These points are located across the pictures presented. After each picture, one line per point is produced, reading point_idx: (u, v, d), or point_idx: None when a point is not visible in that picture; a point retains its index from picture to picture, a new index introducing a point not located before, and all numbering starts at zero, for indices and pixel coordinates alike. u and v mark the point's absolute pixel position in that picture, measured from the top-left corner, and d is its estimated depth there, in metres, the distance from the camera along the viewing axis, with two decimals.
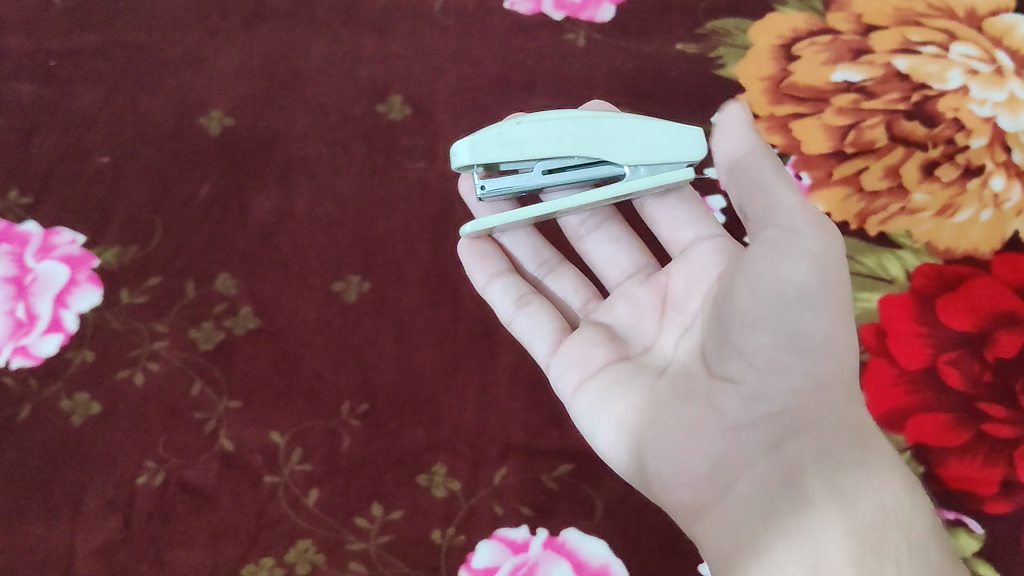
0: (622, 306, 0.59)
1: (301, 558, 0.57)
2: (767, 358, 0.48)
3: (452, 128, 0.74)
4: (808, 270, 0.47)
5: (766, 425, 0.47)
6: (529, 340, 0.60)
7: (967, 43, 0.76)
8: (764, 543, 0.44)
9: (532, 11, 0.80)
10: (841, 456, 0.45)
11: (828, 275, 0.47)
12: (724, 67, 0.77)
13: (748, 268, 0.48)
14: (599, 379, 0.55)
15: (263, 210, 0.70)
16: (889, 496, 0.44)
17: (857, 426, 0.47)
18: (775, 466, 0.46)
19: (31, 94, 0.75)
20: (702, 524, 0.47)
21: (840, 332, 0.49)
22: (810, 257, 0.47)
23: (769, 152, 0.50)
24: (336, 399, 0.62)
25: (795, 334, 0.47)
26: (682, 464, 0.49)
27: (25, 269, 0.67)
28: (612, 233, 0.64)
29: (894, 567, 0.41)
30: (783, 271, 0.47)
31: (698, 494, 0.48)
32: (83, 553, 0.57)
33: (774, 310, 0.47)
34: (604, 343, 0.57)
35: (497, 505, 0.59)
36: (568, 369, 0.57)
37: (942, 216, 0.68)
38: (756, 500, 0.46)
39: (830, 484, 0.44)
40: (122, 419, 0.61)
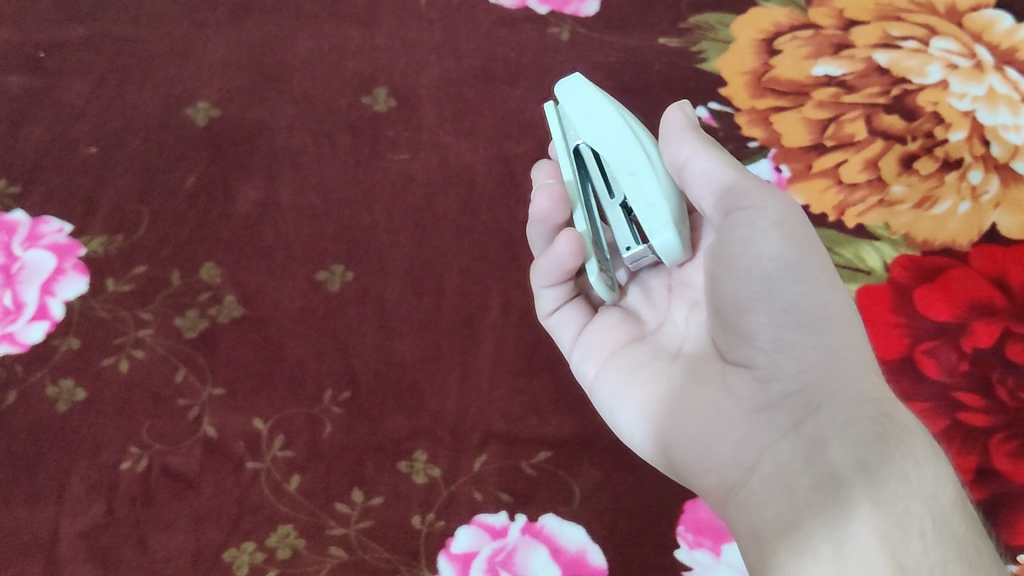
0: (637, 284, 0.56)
1: (282, 543, 0.57)
2: (773, 334, 0.45)
3: (435, 117, 0.75)
4: (784, 245, 0.46)
5: (784, 407, 0.45)
6: (559, 336, 0.57)
7: (947, 38, 0.77)
8: (793, 521, 0.41)
9: (517, 5, 0.82)
10: (862, 429, 0.42)
11: (801, 245, 0.46)
12: (706, 61, 0.77)
13: (728, 259, 0.47)
14: (618, 363, 0.53)
15: (248, 200, 0.70)
16: (913, 470, 0.41)
17: (878, 393, 0.44)
18: (796, 444, 0.44)
19: (21, 86, 0.76)
20: (734, 505, 0.45)
21: (841, 296, 0.47)
22: (778, 229, 0.46)
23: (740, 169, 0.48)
24: (319, 387, 0.63)
25: (794, 307, 0.45)
26: (704, 450, 0.47)
27: (13, 258, 0.68)
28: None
29: (917, 539, 0.39)
30: (761, 252, 0.46)
31: (724, 477, 0.45)
32: (66, 536, 0.57)
33: (764, 288, 0.46)
34: (623, 325, 0.54)
35: (477, 491, 0.59)
36: (588, 356, 0.55)
37: (921, 209, 0.69)
38: (780, 480, 0.43)
39: (855, 457, 0.41)
40: (106, 405, 0.62)
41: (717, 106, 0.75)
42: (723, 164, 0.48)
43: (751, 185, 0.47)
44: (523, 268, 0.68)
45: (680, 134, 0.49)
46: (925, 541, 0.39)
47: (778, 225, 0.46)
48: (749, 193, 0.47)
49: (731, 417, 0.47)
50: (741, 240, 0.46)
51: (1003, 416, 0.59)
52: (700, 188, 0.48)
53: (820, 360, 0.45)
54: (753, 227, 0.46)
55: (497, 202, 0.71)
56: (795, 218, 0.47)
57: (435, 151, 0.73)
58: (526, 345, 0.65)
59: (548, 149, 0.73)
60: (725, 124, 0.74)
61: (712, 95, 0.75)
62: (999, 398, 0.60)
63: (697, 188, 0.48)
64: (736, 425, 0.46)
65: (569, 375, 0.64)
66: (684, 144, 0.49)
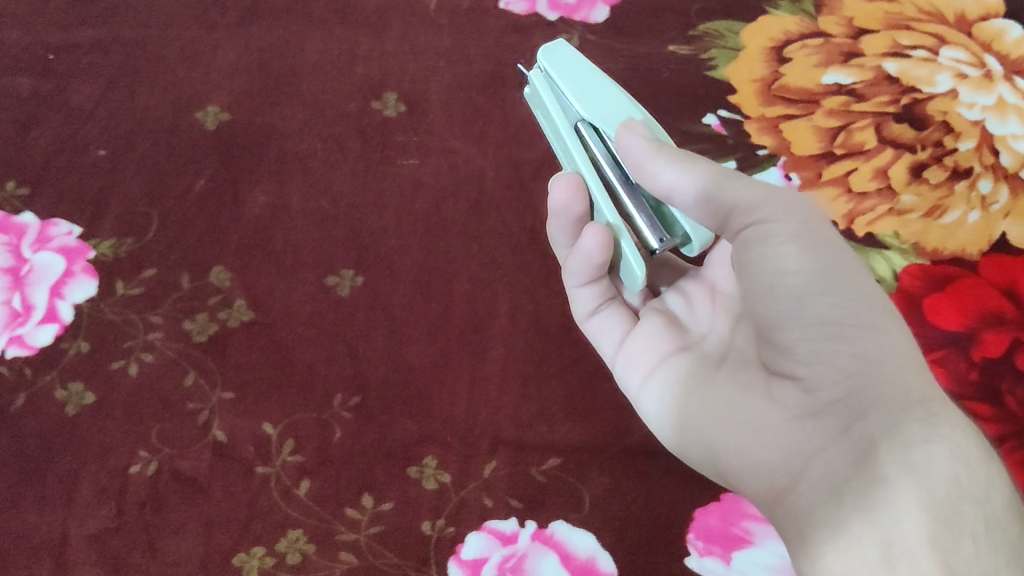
0: (674, 299, 0.60)
1: (291, 548, 0.57)
2: (810, 347, 0.46)
3: (444, 123, 0.75)
4: (804, 258, 0.46)
5: (830, 412, 0.45)
6: (598, 341, 0.61)
7: (956, 47, 0.78)
8: (836, 523, 0.42)
9: (527, 11, 0.82)
10: (909, 433, 0.42)
11: (823, 255, 0.47)
12: (716, 68, 0.78)
13: (756, 277, 0.48)
14: (663, 374, 0.56)
15: (258, 204, 0.70)
16: (962, 470, 0.42)
17: (924, 392, 0.44)
18: (845, 447, 0.44)
19: (30, 88, 0.76)
20: (783, 509, 0.45)
21: (873, 300, 0.47)
22: (793, 244, 0.47)
23: (725, 173, 0.49)
24: (329, 392, 0.63)
25: (828, 318, 0.46)
26: (753, 455, 0.48)
27: (22, 260, 0.68)
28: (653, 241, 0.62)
29: (969, 542, 0.41)
30: (783, 267, 0.47)
31: (774, 483, 0.46)
32: (75, 540, 0.57)
33: (793, 304, 0.46)
34: (664, 336, 0.58)
35: (487, 497, 0.59)
36: (632, 366, 0.58)
37: (930, 218, 0.69)
38: (829, 483, 0.43)
39: (903, 461, 0.42)
40: (116, 409, 0.62)
41: (726, 113, 0.75)
42: (712, 182, 0.49)
43: (761, 204, 0.48)
44: (533, 275, 0.68)
45: (652, 160, 0.50)
46: (975, 544, 0.41)
47: (792, 240, 0.47)
48: (761, 211, 0.48)
49: (777, 424, 0.47)
50: (758, 253, 0.47)
51: (1012, 425, 0.60)
52: (699, 208, 0.50)
53: (860, 364, 0.45)
54: (768, 244, 0.47)
55: (506, 208, 0.71)
56: (811, 223, 0.48)
57: (444, 156, 0.73)
58: (535, 352, 0.65)
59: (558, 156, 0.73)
60: (734, 131, 0.74)
61: (722, 102, 0.75)
62: (1009, 408, 0.60)
63: (696, 209, 0.50)
64: (783, 432, 0.47)
65: (578, 382, 0.64)
66: (657, 164, 0.50)
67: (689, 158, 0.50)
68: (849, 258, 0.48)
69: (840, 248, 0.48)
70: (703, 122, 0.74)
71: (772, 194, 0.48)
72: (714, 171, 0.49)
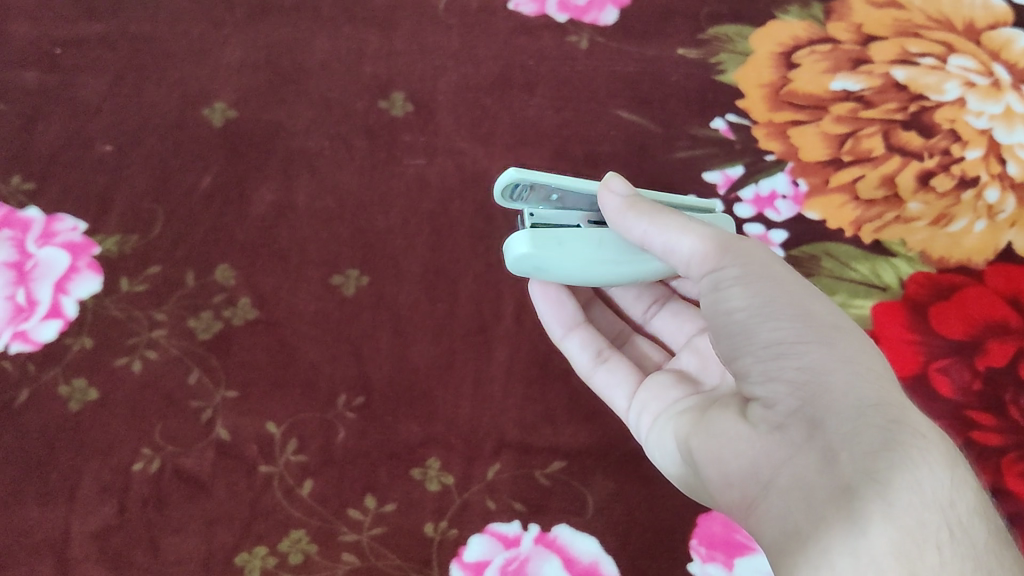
0: (689, 360, 0.61)
1: (294, 548, 0.57)
2: (764, 370, 0.46)
3: (452, 124, 0.75)
4: (750, 296, 0.48)
5: (794, 424, 0.44)
6: (610, 394, 0.61)
7: (965, 56, 0.78)
8: (807, 533, 0.40)
9: (536, 12, 0.82)
10: (866, 438, 0.42)
11: (768, 290, 0.48)
12: (724, 72, 0.78)
13: (715, 318, 0.50)
14: (666, 413, 0.56)
15: (264, 202, 0.70)
16: (926, 477, 0.41)
17: (875, 399, 0.43)
18: (808, 456, 0.42)
19: (36, 82, 0.76)
20: (755, 518, 0.44)
21: (821, 322, 0.47)
22: (739, 284, 0.49)
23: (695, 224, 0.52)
24: (333, 391, 0.62)
25: (772, 342, 0.46)
26: (726, 469, 0.47)
27: (26, 255, 0.67)
28: (675, 308, 0.65)
29: (934, 552, 0.39)
30: (733, 306, 0.48)
31: (746, 492, 0.45)
32: (77, 537, 0.57)
33: (747, 334, 0.47)
34: (676, 383, 0.58)
35: (491, 500, 0.59)
36: (646, 409, 0.58)
37: (937, 226, 0.69)
38: (796, 492, 0.42)
39: (864, 466, 0.41)
40: (119, 406, 0.61)
41: (734, 118, 0.75)
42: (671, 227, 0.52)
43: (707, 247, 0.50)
44: None
45: (622, 217, 0.54)
46: (941, 553, 0.39)
47: (739, 280, 0.49)
48: (714, 249, 0.50)
49: (746, 435, 0.46)
50: (715, 296, 0.50)
51: (1014, 436, 0.59)
52: (674, 259, 0.53)
53: (809, 377, 0.45)
54: (719, 288, 0.49)
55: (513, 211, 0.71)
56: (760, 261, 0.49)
57: (451, 157, 0.73)
58: (540, 355, 0.65)
59: (565, 157, 0.73)
60: (742, 136, 0.74)
61: (730, 107, 0.76)
62: (1012, 417, 0.60)
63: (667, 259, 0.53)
64: (753, 442, 0.45)
65: (582, 386, 0.64)
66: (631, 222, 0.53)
67: (658, 212, 0.53)
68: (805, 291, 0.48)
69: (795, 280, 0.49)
70: (711, 126, 0.74)
71: (721, 240, 0.51)
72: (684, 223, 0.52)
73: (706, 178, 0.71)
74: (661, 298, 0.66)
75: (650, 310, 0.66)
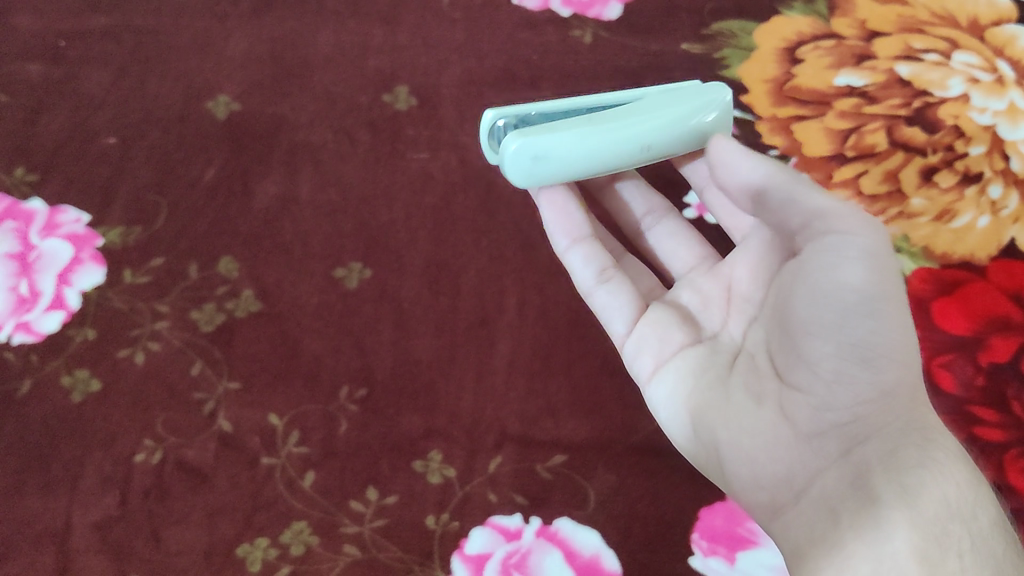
0: (688, 296, 0.60)
1: (295, 539, 0.57)
2: (836, 367, 0.45)
3: (456, 118, 0.75)
4: (859, 277, 0.44)
5: (835, 436, 0.45)
6: (608, 317, 0.60)
7: (969, 52, 0.78)
8: (834, 540, 0.42)
9: (540, 7, 0.82)
10: (908, 458, 0.42)
11: (884, 277, 0.44)
12: (728, 68, 0.78)
13: (807, 288, 0.46)
14: (677, 365, 0.56)
15: (267, 195, 0.70)
16: (953, 491, 0.42)
17: (925, 421, 0.44)
18: (844, 470, 0.44)
19: (40, 74, 0.76)
20: (780, 523, 0.46)
21: (909, 328, 0.45)
22: (861, 260, 0.44)
23: (800, 178, 0.47)
24: (335, 383, 0.63)
25: (863, 342, 0.44)
26: (756, 467, 0.48)
27: (29, 246, 0.67)
28: (671, 226, 0.65)
29: (956, 560, 0.40)
30: (833, 281, 0.45)
31: (776, 496, 0.47)
32: (79, 528, 0.57)
33: (824, 323, 0.45)
34: (681, 324, 0.58)
35: (492, 493, 0.59)
36: (644, 348, 0.58)
37: (940, 222, 0.69)
38: (827, 503, 0.44)
39: (899, 483, 0.42)
40: (121, 397, 0.61)
41: (738, 113, 0.75)
42: (778, 179, 0.47)
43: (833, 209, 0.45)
44: (541, 273, 0.68)
45: (736, 155, 0.48)
46: (963, 561, 0.40)
47: (857, 255, 0.44)
48: (820, 217, 0.45)
49: (786, 440, 0.47)
50: (810, 267, 0.46)
51: (1017, 431, 0.59)
52: (763, 204, 0.48)
53: (875, 394, 0.45)
54: (831, 256, 0.44)
55: (516, 206, 0.71)
56: (868, 232, 0.45)
57: (454, 151, 0.73)
58: (543, 349, 0.65)
59: None
60: (746, 130, 0.74)
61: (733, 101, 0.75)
62: (1016, 413, 0.60)
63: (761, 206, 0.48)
64: (790, 448, 0.47)
65: (584, 380, 0.64)
66: (742, 160, 0.48)
67: (770, 161, 0.48)
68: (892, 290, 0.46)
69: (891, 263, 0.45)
70: None
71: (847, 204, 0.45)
72: (792, 175, 0.47)
73: None
74: (658, 211, 0.66)
75: (646, 222, 0.67)
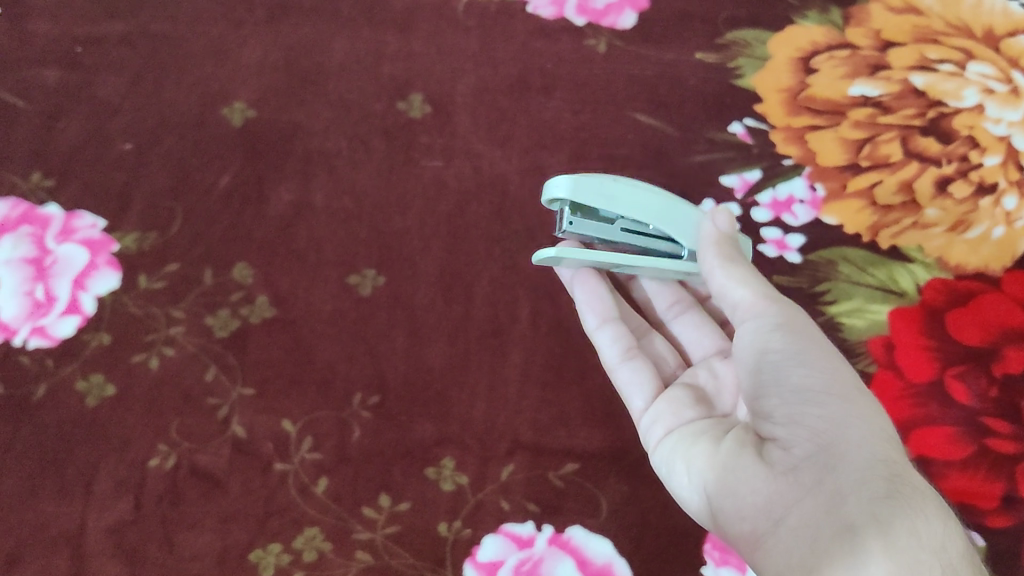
0: (705, 375, 0.60)
1: (308, 545, 0.57)
2: (790, 412, 0.48)
3: (470, 126, 0.75)
4: (789, 341, 0.49)
5: (806, 468, 0.45)
6: (630, 394, 0.60)
7: (984, 62, 0.78)
8: (813, 565, 0.42)
9: (554, 15, 0.82)
10: (874, 486, 0.44)
11: (805, 340, 0.50)
12: (742, 77, 0.78)
13: (747, 358, 0.51)
14: (681, 431, 0.56)
15: (282, 202, 0.70)
16: (921, 524, 0.42)
17: (887, 456, 0.45)
18: (816, 498, 0.44)
19: (57, 80, 0.76)
20: (762, 552, 0.46)
21: (848, 378, 0.49)
22: (782, 330, 0.50)
23: (759, 278, 0.53)
24: (348, 390, 0.63)
25: (801, 387, 0.48)
26: (738, 502, 0.48)
27: (46, 251, 0.68)
28: (697, 318, 0.65)
29: None
30: (772, 346, 0.50)
31: (756, 526, 0.46)
32: (93, 532, 0.57)
33: (775, 376, 0.49)
34: (693, 402, 0.58)
35: (504, 501, 0.59)
36: (660, 420, 0.58)
37: (954, 232, 0.69)
38: (806, 530, 0.44)
39: (868, 509, 0.42)
40: (136, 402, 0.62)
41: (752, 122, 0.75)
42: (742, 275, 0.52)
43: (757, 298, 0.52)
44: (554, 282, 0.68)
45: (704, 245, 0.55)
46: None
47: (780, 328, 0.50)
48: (761, 304, 0.51)
49: (764, 477, 0.47)
50: (750, 340, 0.51)
51: None
52: (726, 301, 0.54)
53: (833, 427, 0.46)
54: (759, 333, 0.50)
55: (530, 213, 0.71)
56: (794, 313, 0.51)
57: (468, 159, 0.73)
58: (556, 357, 0.65)
59: (582, 160, 0.73)
60: (761, 140, 0.74)
61: (747, 111, 0.76)
62: None
63: (722, 298, 0.54)
64: (768, 483, 0.47)
65: (599, 388, 0.64)
66: (709, 253, 0.54)
67: (733, 256, 0.54)
68: (832, 352, 0.50)
69: (819, 335, 0.51)
70: (729, 130, 0.74)
71: (773, 296, 0.52)
72: (751, 272, 0.53)
73: (723, 182, 0.72)
74: (685, 302, 0.66)
75: (673, 311, 0.66)
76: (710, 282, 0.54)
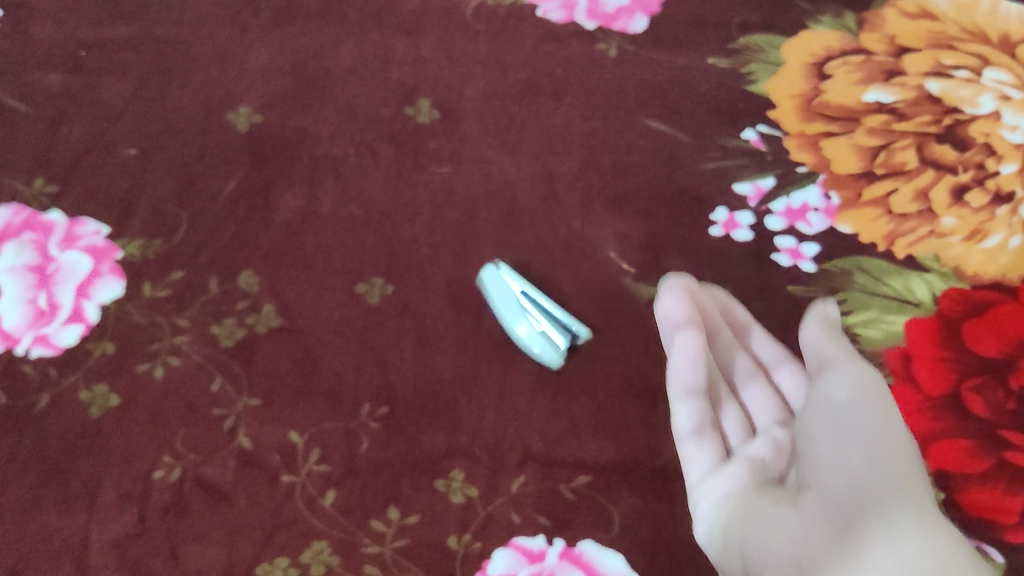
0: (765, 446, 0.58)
1: (315, 559, 0.56)
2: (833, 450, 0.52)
3: (479, 131, 0.74)
4: (855, 386, 0.54)
5: (830, 501, 0.50)
6: (689, 467, 0.58)
7: (1000, 69, 0.77)
8: None
9: (564, 19, 0.81)
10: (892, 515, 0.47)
11: (872, 388, 0.54)
12: (755, 82, 0.77)
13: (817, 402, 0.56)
14: (714, 482, 0.56)
15: (288, 209, 0.69)
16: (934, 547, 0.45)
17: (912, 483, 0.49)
18: (834, 526, 0.48)
19: (60, 84, 0.75)
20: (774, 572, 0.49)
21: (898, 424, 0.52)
22: (854, 380, 0.54)
23: (850, 349, 0.58)
24: (356, 401, 0.62)
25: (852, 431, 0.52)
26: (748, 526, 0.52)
27: (49, 258, 0.67)
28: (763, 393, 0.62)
29: None
30: (839, 390, 0.54)
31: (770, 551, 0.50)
32: (96, 545, 0.56)
33: (834, 416, 0.53)
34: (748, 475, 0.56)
35: (515, 513, 0.58)
36: (707, 494, 0.56)
37: (971, 242, 0.68)
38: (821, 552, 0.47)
39: (884, 536, 0.46)
40: (141, 413, 0.61)
41: (766, 129, 0.74)
42: (828, 343, 0.58)
43: (842, 356, 0.57)
44: (564, 290, 0.67)
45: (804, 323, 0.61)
46: None
47: (855, 377, 0.54)
48: (835, 359, 0.57)
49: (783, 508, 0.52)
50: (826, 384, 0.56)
51: None
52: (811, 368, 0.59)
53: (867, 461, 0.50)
54: (835, 379, 0.55)
55: (539, 219, 0.70)
56: (869, 372, 0.55)
57: (477, 165, 0.72)
58: (567, 366, 0.64)
59: (593, 167, 0.72)
60: (774, 148, 0.73)
61: (760, 118, 0.75)
62: None
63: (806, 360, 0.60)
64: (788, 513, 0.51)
65: (611, 399, 0.63)
66: (814, 334, 0.60)
67: (834, 333, 0.59)
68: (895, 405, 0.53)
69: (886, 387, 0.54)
70: (742, 137, 0.74)
71: (854, 354, 0.57)
72: (841, 341, 0.59)
73: (736, 189, 0.71)
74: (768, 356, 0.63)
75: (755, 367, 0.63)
76: (803, 335, 0.61)
